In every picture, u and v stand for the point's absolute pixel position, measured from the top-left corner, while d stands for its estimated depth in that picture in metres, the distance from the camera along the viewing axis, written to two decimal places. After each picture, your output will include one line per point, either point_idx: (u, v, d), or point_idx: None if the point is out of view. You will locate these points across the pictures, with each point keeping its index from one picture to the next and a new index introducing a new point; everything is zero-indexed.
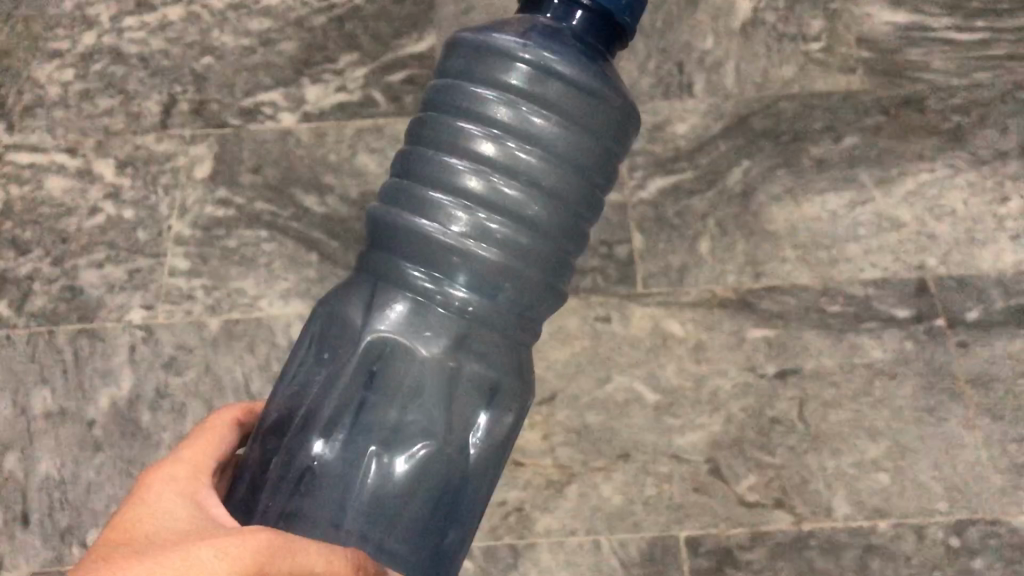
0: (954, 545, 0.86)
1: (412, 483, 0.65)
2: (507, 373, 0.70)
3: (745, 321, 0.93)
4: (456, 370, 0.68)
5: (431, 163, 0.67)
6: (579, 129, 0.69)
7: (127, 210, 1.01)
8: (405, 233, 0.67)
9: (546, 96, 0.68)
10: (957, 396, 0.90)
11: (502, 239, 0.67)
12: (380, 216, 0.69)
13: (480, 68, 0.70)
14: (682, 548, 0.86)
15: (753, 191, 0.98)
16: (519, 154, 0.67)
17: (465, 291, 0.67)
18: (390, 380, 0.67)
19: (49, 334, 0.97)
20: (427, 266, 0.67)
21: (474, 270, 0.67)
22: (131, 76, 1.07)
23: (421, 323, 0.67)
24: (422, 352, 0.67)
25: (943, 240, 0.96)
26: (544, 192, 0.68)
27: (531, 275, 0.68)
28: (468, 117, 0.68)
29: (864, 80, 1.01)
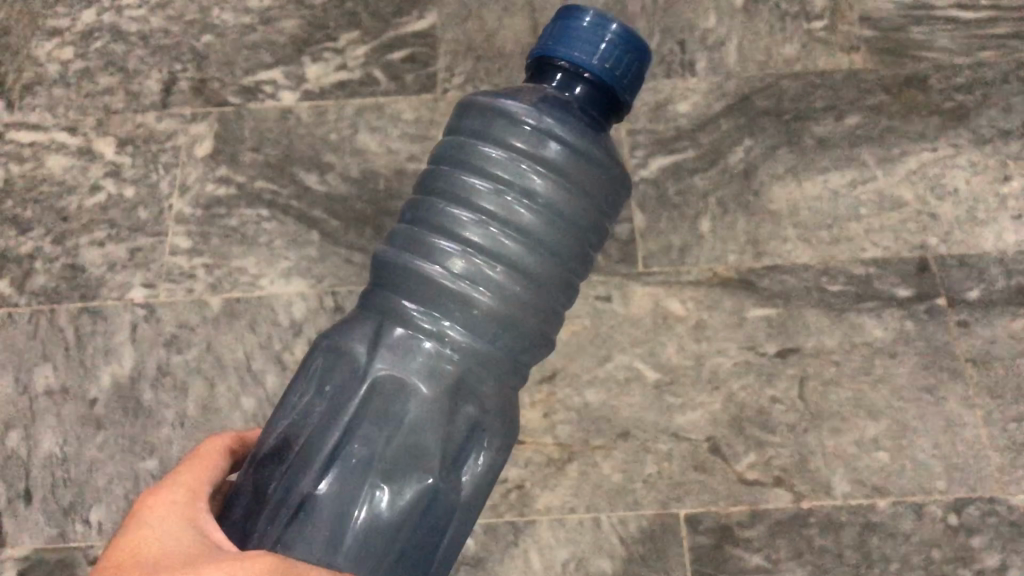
0: (952, 523, 0.86)
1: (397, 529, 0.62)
2: (496, 415, 0.68)
3: (746, 300, 0.93)
4: (449, 413, 0.65)
5: (435, 212, 0.68)
6: (576, 192, 0.70)
7: (127, 188, 1.01)
8: (407, 276, 0.66)
9: (550, 156, 0.69)
10: (957, 375, 0.90)
11: (500, 288, 0.66)
12: (386, 255, 0.69)
13: (489, 127, 0.70)
14: (681, 526, 0.86)
15: (755, 169, 0.98)
16: (518, 210, 0.68)
17: (458, 343, 0.66)
18: (382, 421, 0.64)
19: (50, 312, 0.97)
20: (426, 311, 0.66)
21: (471, 321, 0.66)
22: (132, 55, 1.07)
23: (416, 364, 0.65)
24: (420, 391, 0.64)
25: (945, 220, 0.96)
26: (541, 246, 0.68)
27: (526, 327, 0.68)
28: (476, 169, 0.69)
29: (867, 58, 1.02)
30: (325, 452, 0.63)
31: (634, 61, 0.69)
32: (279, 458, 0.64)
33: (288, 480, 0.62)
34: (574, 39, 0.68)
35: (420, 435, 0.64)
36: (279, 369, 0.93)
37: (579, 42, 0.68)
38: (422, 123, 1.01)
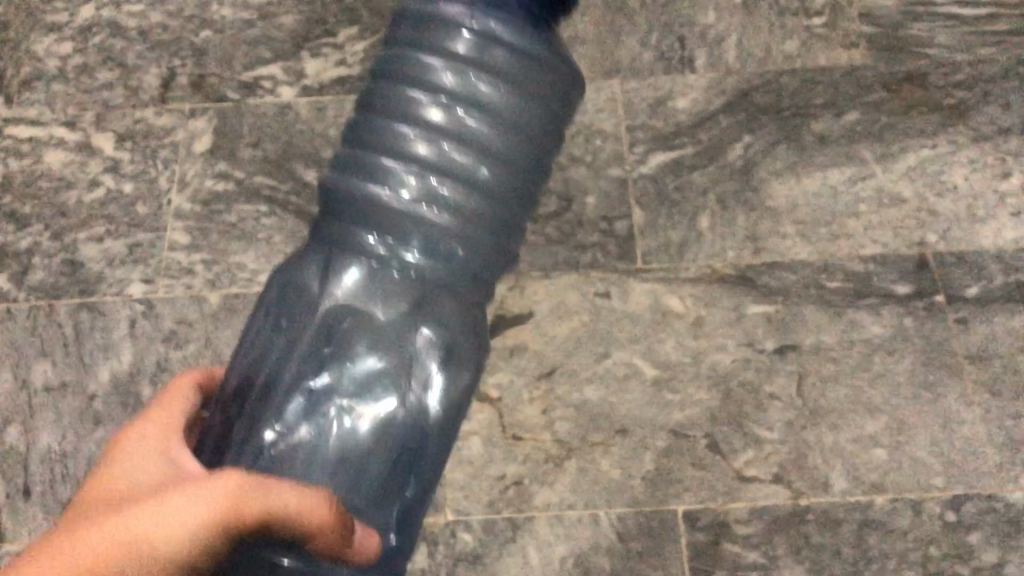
0: (950, 520, 0.85)
1: (384, 430, 0.67)
2: (461, 332, 0.75)
3: (746, 297, 0.93)
4: (411, 319, 0.71)
5: (383, 136, 0.73)
6: (523, 98, 0.74)
7: (126, 184, 1.01)
8: (358, 198, 0.72)
9: (492, 61, 0.73)
10: (956, 372, 0.90)
11: (450, 204, 0.72)
12: (338, 183, 0.73)
13: (428, 34, 0.74)
14: (679, 522, 0.86)
15: (755, 165, 0.98)
16: (466, 120, 0.73)
17: (420, 255, 0.72)
18: (349, 332, 0.70)
19: (49, 308, 0.96)
20: (383, 230, 0.72)
21: (425, 236, 0.72)
22: (131, 50, 1.07)
23: (378, 286, 0.71)
24: (379, 313, 0.71)
25: (944, 217, 0.96)
26: (490, 156, 0.73)
27: (481, 237, 0.73)
28: (417, 88, 0.73)
29: (867, 54, 1.02)
30: (292, 369, 0.68)
31: None
32: (243, 400, 0.67)
33: (258, 402, 0.67)
34: None
35: (384, 346, 0.70)
36: None
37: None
38: None
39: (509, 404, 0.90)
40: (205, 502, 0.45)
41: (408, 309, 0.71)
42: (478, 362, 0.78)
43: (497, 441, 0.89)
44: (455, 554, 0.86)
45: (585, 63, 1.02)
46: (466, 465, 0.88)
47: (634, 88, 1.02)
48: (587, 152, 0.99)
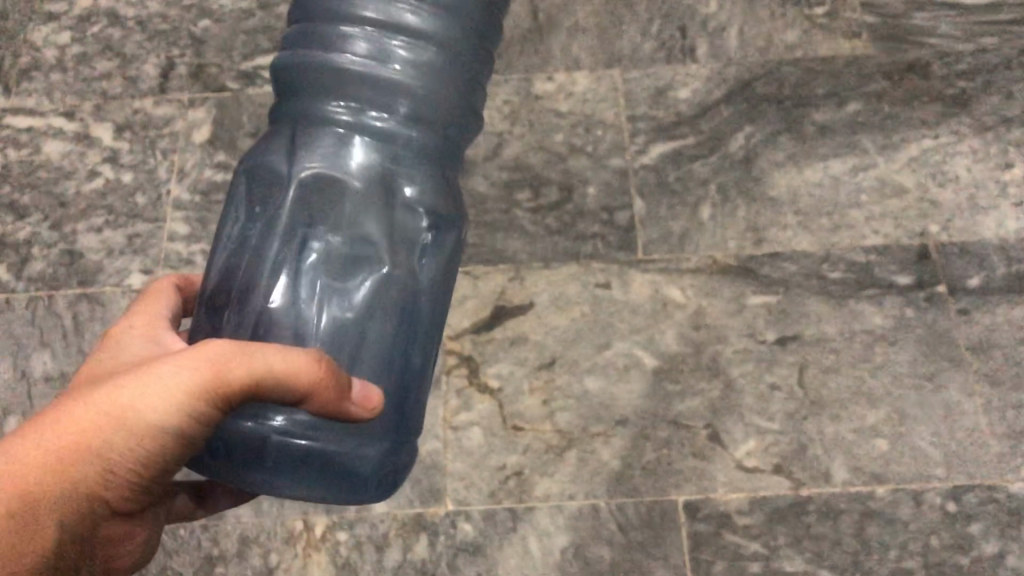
0: (951, 510, 0.85)
1: (384, 308, 0.62)
2: (447, 198, 0.67)
3: (747, 287, 0.93)
4: (394, 192, 0.64)
5: (328, 13, 0.65)
6: None
7: (125, 174, 1.01)
8: (309, 65, 0.63)
9: None
10: (958, 362, 0.90)
11: (416, 54, 0.64)
12: (286, 78, 0.65)
13: None
14: (680, 513, 0.85)
15: (757, 156, 0.99)
16: None
17: (396, 118, 0.63)
18: (326, 215, 0.62)
19: (48, 299, 0.96)
20: (350, 100, 0.63)
21: (393, 96, 0.63)
22: (129, 40, 1.07)
23: (348, 160, 0.63)
24: (354, 186, 0.63)
25: (945, 207, 0.96)
26: (450, 13, 0.66)
27: (456, 91, 0.65)
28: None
29: (868, 45, 1.02)
30: (268, 261, 0.61)
31: None
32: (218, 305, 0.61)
33: (235, 306, 0.60)
34: None
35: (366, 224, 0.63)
36: None
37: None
38: None
39: (509, 394, 0.90)
40: (188, 371, 0.49)
41: (386, 180, 0.64)
42: (461, 226, 0.70)
43: (497, 431, 0.89)
44: (455, 545, 0.86)
45: (586, 53, 1.04)
46: (466, 455, 0.88)
47: (634, 77, 1.03)
48: (588, 142, 1.00)
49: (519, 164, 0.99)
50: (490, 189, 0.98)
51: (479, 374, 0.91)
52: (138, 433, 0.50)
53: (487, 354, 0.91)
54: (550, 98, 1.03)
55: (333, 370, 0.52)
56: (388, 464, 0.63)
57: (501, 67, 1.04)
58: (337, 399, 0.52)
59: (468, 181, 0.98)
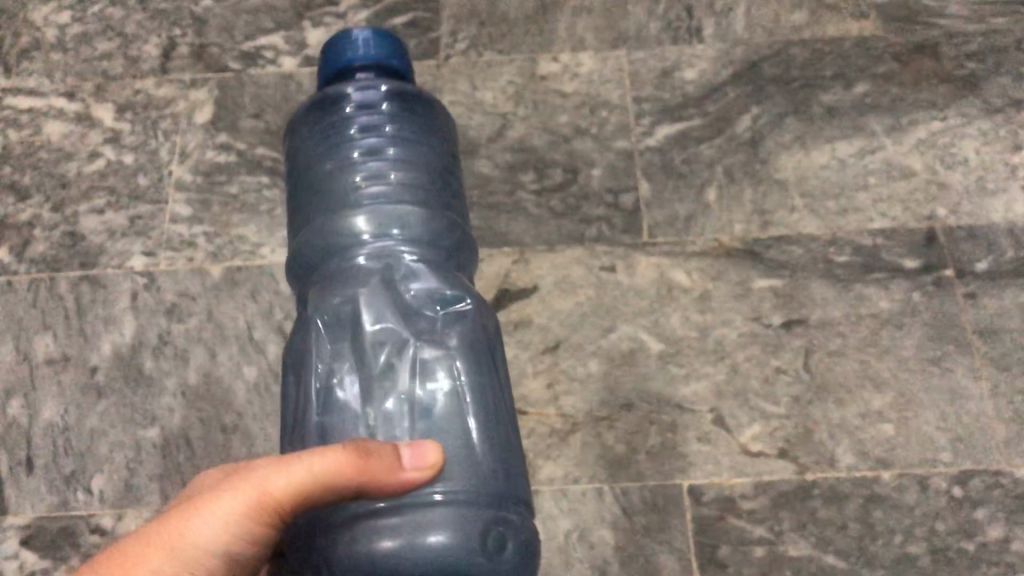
0: (957, 495, 0.84)
1: (433, 380, 0.67)
2: (467, 331, 0.73)
3: (753, 271, 0.92)
4: (403, 295, 0.73)
5: (325, 185, 0.81)
6: (411, 133, 0.84)
7: (126, 155, 1.01)
8: (331, 275, 0.76)
9: (375, 121, 0.83)
10: (965, 346, 0.89)
11: (406, 228, 0.77)
12: (305, 252, 0.79)
13: (330, 125, 0.84)
14: (684, 497, 0.84)
15: (763, 138, 0.99)
16: (383, 166, 0.81)
17: (402, 238, 0.76)
18: (352, 338, 0.71)
19: (50, 281, 0.95)
20: (359, 239, 0.76)
21: (402, 269, 0.75)
22: (130, 20, 1.08)
23: (369, 348, 0.69)
24: (375, 371, 0.68)
25: (953, 190, 0.95)
26: (418, 158, 0.83)
27: (436, 242, 0.78)
28: (337, 143, 0.83)
29: (877, 25, 1.03)
30: (319, 392, 0.69)
31: (396, 46, 0.83)
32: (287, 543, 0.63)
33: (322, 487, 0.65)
34: (348, 44, 0.82)
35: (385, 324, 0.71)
36: (280, 338, 0.91)
37: (344, 45, 0.82)
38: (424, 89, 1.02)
39: (512, 378, 0.89)
40: (237, 501, 0.57)
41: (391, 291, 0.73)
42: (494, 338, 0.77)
43: None
44: None
45: (592, 34, 1.05)
46: None
47: (640, 58, 1.03)
48: (593, 123, 1.00)
49: (523, 146, 0.99)
50: (494, 171, 0.98)
51: None
52: (202, 560, 0.57)
53: None
54: (555, 78, 1.03)
55: (373, 454, 0.56)
56: (505, 531, 0.60)
57: (504, 48, 1.04)
58: (384, 478, 0.56)
59: (472, 163, 0.98)
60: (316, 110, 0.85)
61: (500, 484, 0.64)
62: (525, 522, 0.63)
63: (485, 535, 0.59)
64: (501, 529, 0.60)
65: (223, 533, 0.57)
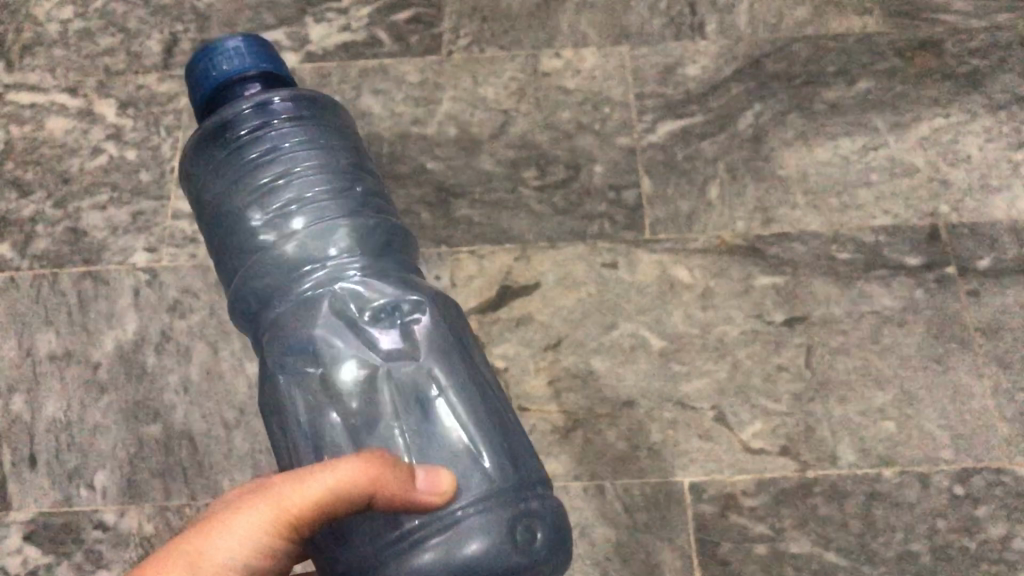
0: (958, 493, 0.84)
1: (416, 407, 0.61)
2: (434, 341, 0.65)
3: (754, 268, 0.92)
4: (361, 318, 0.65)
5: (244, 226, 0.71)
6: (314, 139, 0.74)
7: (129, 150, 1.01)
8: (280, 335, 0.66)
9: (276, 139, 0.72)
10: (967, 343, 0.89)
11: (350, 250, 0.69)
12: (250, 302, 0.70)
13: (223, 157, 0.72)
14: (686, 494, 0.84)
15: (765, 134, 0.98)
16: (302, 186, 0.71)
17: (351, 264, 0.69)
18: (322, 386, 0.63)
19: (52, 276, 0.95)
20: (304, 279, 0.68)
21: (355, 297, 0.66)
22: (133, 16, 1.08)
23: (341, 408, 0.62)
24: (353, 432, 0.61)
25: (955, 188, 0.95)
26: (335, 167, 0.74)
27: (379, 254, 0.70)
28: (238, 171, 0.72)
29: (880, 22, 1.03)
30: (308, 442, 0.62)
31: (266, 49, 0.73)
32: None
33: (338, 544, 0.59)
34: (218, 58, 0.71)
35: (355, 357, 0.63)
36: None
37: (209, 60, 0.71)
38: (427, 85, 1.02)
39: (514, 375, 0.89)
40: (259, 516, 0.55)
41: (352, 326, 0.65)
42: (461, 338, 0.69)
43: None
44: None
45: (594, 30, 1.05)
46: None
47: (643, 54, 1.03)
48: (595, 119, 1.00)
49: (525, 142, 0.99)
50: (496, 167, 0.98)
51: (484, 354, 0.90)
52: None
53: (492, 334, 0.90)
54: (557, 75, 1.03)
55: (390, 466, 0.55)
56: (529, 521, 0.56)
57: (506, 44, 1.04)
58: (403, 491, 0.54)
59: (474, 160, 0.98)
60: (199, 142, 0.73)
61: (507, 471, 0.59)
62: (549, 504, 0.59)
63: (514, 531, 0.55)
64: (528, 519, 0.56)
65: (243, 549, 0.55)
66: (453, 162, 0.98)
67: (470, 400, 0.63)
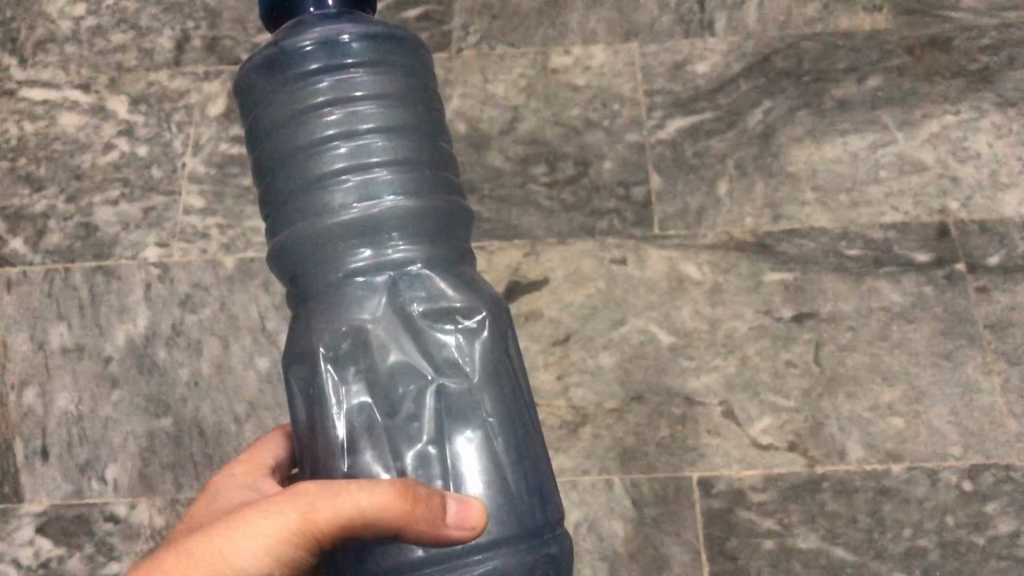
0: (967, 489, 0.84)
1: (466, 416, 0.54)
2: (494, 343, 0.57)
3: (764, 264, 0.93)
4: (417, 314, 0.56)
5: (292, 176, 0.59)
6: (388, 87, 0.60)
7: (141, 147, 1.01)
8: (324, 301, 0.57)
9: (347, 77, 0.60)
10: (975, 340, 0.89)
11: (409, 230, 0.57)
12: (289, 263, 0.59)
13: (285, 87, 0.60)
14: (694, 489, 0.84)
15: (775, 131, 0.99)
16: (361, 139, 0.58)
17: (404, 248, 0.57)
18: (365, 381, 0.55)
19: (64, 271, 0.96)
20: (355, 251, 0.57)
21: (410, 283, 0.57)
22: (143, 12, 1.09)
23: (382, 386, 0.55)
24: (393, 414, 0.54)
25: (965, 185, 0.95)
26: (402, 128, 0.59)
27: (440, 245, 0.59)
28: (292, 107, 0.60)
29: (890, 19, 1.03)
30: (339, 426, 0.54)
31: None
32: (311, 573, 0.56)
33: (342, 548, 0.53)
34: None
35: (405, 357, 0.55)
36: None
37: None
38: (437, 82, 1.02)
39: None
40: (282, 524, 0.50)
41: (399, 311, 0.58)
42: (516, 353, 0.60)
43: None
44: None
45: (604, 27, 1.05)
46: None
47: (652, 52, 1.03)
48: (604, 116, 1.00)
49: (534, 139, 0.99)
50: (506, 164, 0.98)
51: None
52: None
53: None
54: (567, 72, 1.03)
55: (422, 499, 0.49)
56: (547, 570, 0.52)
57: (517, 41, 1.04)
58: (430, 527, 0.48)
59: (483, 156, 0.98)
60: (262, 63, 0.61)
61: (538, 514, 0.53)
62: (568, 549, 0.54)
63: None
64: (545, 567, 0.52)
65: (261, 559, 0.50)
66: (462, 158, 0.98)
67: (515, 432, 0.54)
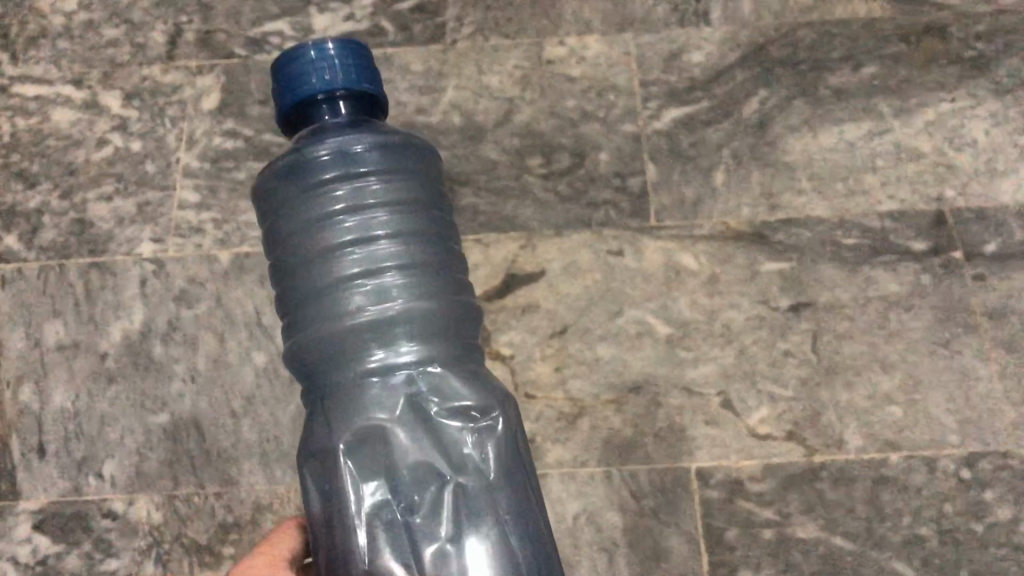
0: (965, 477, 0.84)
1: (477, 511, 0.63)
2: (501, 436, 0.67)
3: (760, 254, 0.92)
4: (436, 415, 0.66)
5: (313, 275, 0.70)
6: (395, 193, 0.73)
7: (134, 142, 1.01)
8: (344, 393, 0.67)
9: (363, 183, 0.73)
10: (973, 328, 0.89)
11: (417, 332, 0.69)
12: (311, 356, 0.70)
13: (308, 192, 0.73)
14: (693, 479, 0.84)
15: (771, 121, 0.98)
16: (374, 246, 0.70)
17: (414, 351, 0.68)
18: (384, 478, 0.64)
19: (59, 268, 0.95)
20: (370, 352, 0.68)
21: (421, 382, 0.67)
22: (135, 6, 1.08)
23: (403, 477, 0.64)
24: (412, 515, 0.63)
25: (962, 172, 0.95)
26: (409, 233, 0.72)
27: (444, 342, 0.70)
28: (314, 211, 0.72)
29: (886, 7, 1.03)
30: (360, 521, 0.63)
31: (357, 54, 0.75)
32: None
33: None
34: (315, 62, 0.73)
35: (422, 456, 0.64)
36: None
37: (302, 61, 0.73)
38: (431, 74, 1.02)
39: (521, 362, 0.89)
40: None
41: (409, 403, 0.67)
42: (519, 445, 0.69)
43: None
44: None
45: (598, 17, 1.04)
46: None
47: (647, 42, 1.03)
48: (600, 107, 1.00)
49: (530, 131, 0.99)
50: (501, 156, 0.98)
51: (490, 341, 0.90)
52: None
53: (499, 322, 0.91)
54: (562, 62, 1.03)
55: None
56: None
57: (511, 32, 1.04)
58: None
59: (478, 148, 0.98)
60: (288, 169, 0.74)
61: None
62: None
63: None
64: None
65: None
66: (458, 150, 0.98)
67: (522, 522, 0.64)
